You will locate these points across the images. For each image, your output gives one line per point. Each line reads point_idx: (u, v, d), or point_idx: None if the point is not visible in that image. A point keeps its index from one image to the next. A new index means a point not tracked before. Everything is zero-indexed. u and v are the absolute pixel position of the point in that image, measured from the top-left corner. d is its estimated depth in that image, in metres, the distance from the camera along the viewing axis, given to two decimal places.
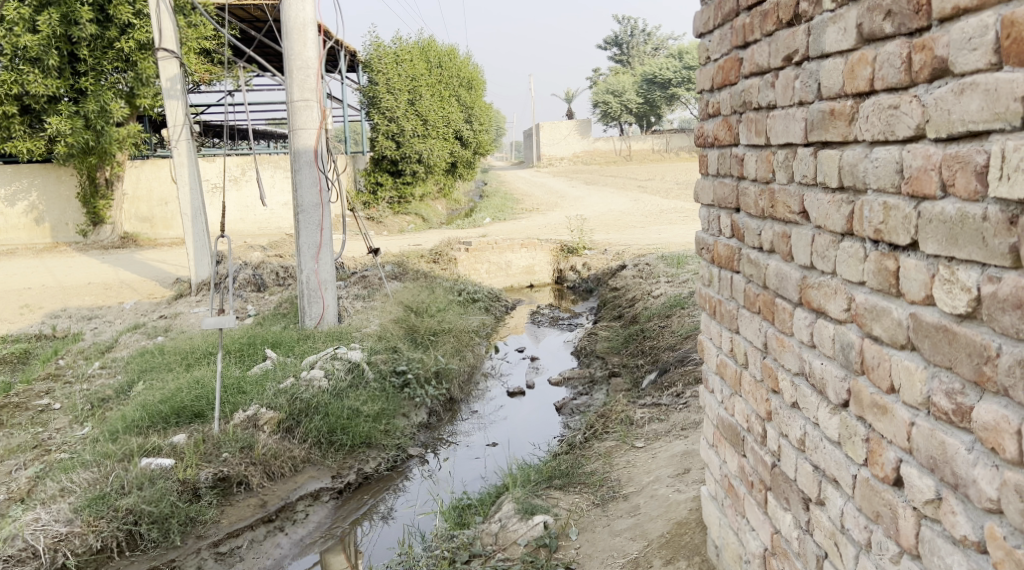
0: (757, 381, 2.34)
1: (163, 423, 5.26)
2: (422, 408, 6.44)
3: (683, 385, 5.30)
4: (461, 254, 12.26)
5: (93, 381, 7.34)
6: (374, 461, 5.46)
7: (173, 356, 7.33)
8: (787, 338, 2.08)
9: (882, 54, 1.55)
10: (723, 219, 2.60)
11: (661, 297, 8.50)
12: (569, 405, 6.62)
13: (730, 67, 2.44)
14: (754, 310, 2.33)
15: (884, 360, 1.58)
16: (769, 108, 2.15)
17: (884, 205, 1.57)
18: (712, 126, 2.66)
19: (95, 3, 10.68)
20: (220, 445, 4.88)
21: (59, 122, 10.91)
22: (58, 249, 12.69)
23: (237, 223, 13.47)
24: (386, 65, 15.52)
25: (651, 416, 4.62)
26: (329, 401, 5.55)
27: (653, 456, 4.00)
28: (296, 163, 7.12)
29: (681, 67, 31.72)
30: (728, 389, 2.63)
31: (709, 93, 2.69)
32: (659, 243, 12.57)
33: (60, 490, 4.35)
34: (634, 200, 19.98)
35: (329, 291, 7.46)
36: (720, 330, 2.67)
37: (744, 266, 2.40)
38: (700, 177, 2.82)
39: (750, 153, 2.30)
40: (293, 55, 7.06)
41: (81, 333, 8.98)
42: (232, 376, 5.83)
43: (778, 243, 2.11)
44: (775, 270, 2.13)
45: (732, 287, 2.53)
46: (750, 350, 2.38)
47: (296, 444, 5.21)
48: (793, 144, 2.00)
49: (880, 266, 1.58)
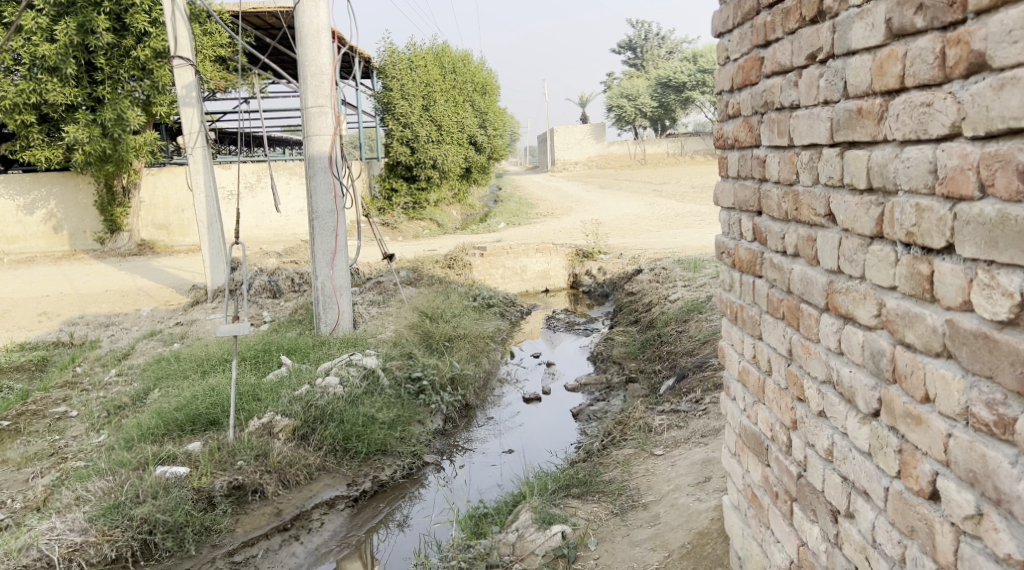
0: (782, 388, 2.28)
1: (178, 431, 5.25)
2: (437, 415, 6.39)
3: (702, 391, 5.23)
4: (476, 259, 12.22)
5: (110, 388, 7.35)
6: (390, 468, 5.42)
7: (189, 363, 7.33)
8: (813, 345, 2.02)
9: (913, 50, 1.49)
10: (744, 222, 2.54)
11: (678, 301, 8.42)
12: (586, 412, 6.57)
13: (751, 67, 2.38)
14: (778, 316, 2.27)
15: (918, 368, 1.52)
16: (792, 108, 2.09)
17: (917, 206, 1.50)
18: (732, 127, 2.60)
19: (111, 12, 10.73)
20: (235, 453, 4.86)
21: (76, 130, 10.98)
22: (76, 257, 12.78)
23: (253, 229, 13.51)
24: (400, 71, 15.53)
25: (670, 423, 4.55)
26: (345, 408, 5.51)
27: (673, 464, 3.94)
28: (310, 169, 7.10)
29: (695, 71, 31.30)
30: (751, 397, 2.57)
31: (729, 93, 2.63)
32: (675, 247, 12.48)
33: (76, 498, 4.34)
34: (649, 204, 19.88)
35: (344, 298, 7.44)
36: (743, 336, 2.61)
37: (768, 270, 2.34)
38: (720, 180, 2.76)
39: (773, 155, 2.24)
40: (308, 62, 7.05)
41: (99, 340, 9.01)
42: (247, 383, 5.81)
43: (803, 247, 2.05)
44: (800, 274, 2.08)
45: (755, 292, 2.47)
46: (774, 357, 2.32)
47: (312, 452, 5.18)
48: (818, 145, 1.94)
49: (913, 270, 1.52)
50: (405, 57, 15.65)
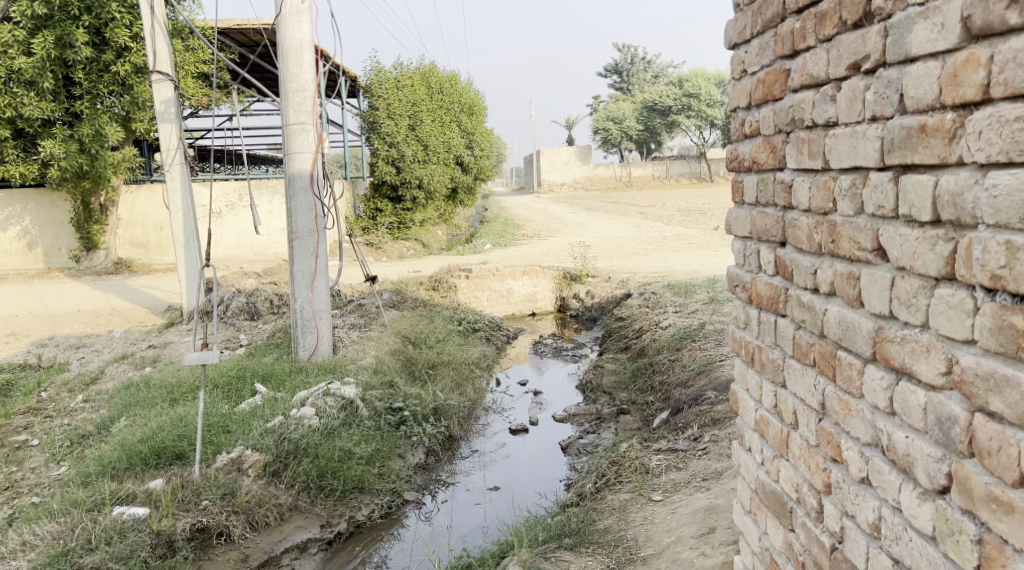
0: (811, 445, 2.00)
1: (141, 466, 4.90)
2: (419, 448, 6.06)
3: (698, 427, 4.96)
4: (461, 281, 11.94)
5: (75, 416, 6.97)
6: (367, 508, 5.11)
7: (159, 390, 6.95)
8: (853, 400, 1.74)
9: (1003, 53, 1.28)
10: (763, 252, 2.27)
11: (670, 328, 8.15)
12: (575, 445, 6.28)
13: (774, 80, 2.13)
14: (807, 362, 1.99)
15: (1007, 443, 1.29)
16: (827, 126, 1.82)
17: (1008, 244, 1.28)
18: (749, 148, 2.34)
19: (91, 26, 10.41)
20: (200, 491, 4.50)
21: (52, 146, 10.63)
22: (49, 276, 12.38)
23: (232, 248, 13.17)
24: (386, 90, 15.25)
25: (668, 463, 4.26)
26: (320, 443, 5.18)
27: (673, 512, 3.64)
28: (290, 188, 6.79)
29: (681, 95, 31.42)
30: (771, 450, 2.29)
31: (745, 111, 2.37)
32: (665, 270, 12.25)
33: (22, 544, 3.99)
34: (636, 226, 19.69)
35: (324, 322, 7.11)
36: (760, 381, 2.34)
37: (793, 309, 2.06)
38: (734, 206, 2.50)
39: (801, 179, 1.97)
40: (289, 77, 6.77)
41: (68, 363, 8.62)
42: (217, 413, 5.46)
43: (840, 285, 1.78)
44: (836, 316, 1.80)
45: (777, 333, 2.19)
46: (801, 409, 2.05)
47: (283, 490, 4.83)
48: (862, 168, 1.67)
49: (999, 322, 1.30)
50: (392, 77, 15.36)
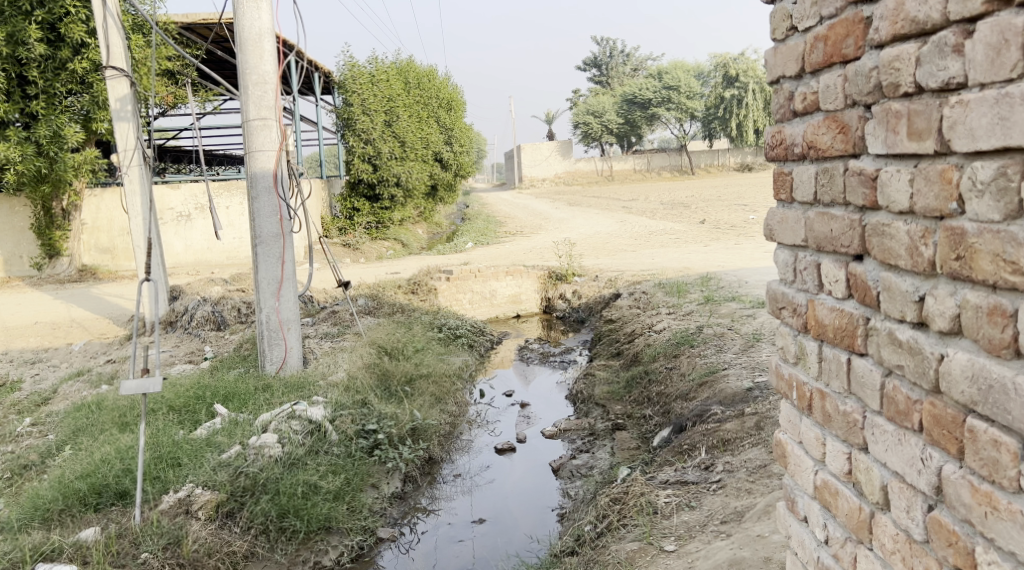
0: (914, 540, 1.44)
1: (79, 506, 4.26)
2: (395, 475, 5.45)
3: (708, 451, 4.41)
4: (442, 283, 11.34)
5: (20, 442, 6.31)
6: (335, 551, 4.52)
7: (112, 412, 6.29)
8: (1000, 496, 1.22)
9: None
10: (826, 266, 1.71)
11: (665, 332, 7.58)
12: (568, 467, 5.73)
13: (843, 34, 1.56)
14: (907, 425, 1.42)
15: None
16: (942, 94, 1.29)
17: None
18: (802, 128, 1.77)
19: (45, 21, 9.66)
20: (140, 541, 3.91)
21: (8, 149, 9.71)
22: (9, 285, 11.66)
23: (203, 252, 12.48)
24: (360, 85, 14.57)
25: (679, 501, 3.69)
26: (280, 476, 4.57)
27: (691, 567, 3.06)
28: (253, 189, 6.12)
29: (661, 87, 31.11)
30: (842, 530, 1.72)
31: (794, 80, 1.79)
32: (654, 267, 11.70)
33: None
34: (620, 221, 19.16)
35: (292, 333, 6.44)
36: (822, 435, 1.77)
37: (879, 347, 1.50)
38: (777, 205, 1.94)
39: (892, 167, 1.42)
40: (248, 69, 6.07)
41: (20, 381, 7.93)
42: (169, 440, 4.83)
43: (972, 322, 1.26)
44: (964, 367, 1.27)
45: (851, 376, 1.62)
46: (895, 485, 1.48)
47: (238, 534, 4.22)
48: (1014, 151, 1.17)
49: None
50: (366, 71, 14.66)
